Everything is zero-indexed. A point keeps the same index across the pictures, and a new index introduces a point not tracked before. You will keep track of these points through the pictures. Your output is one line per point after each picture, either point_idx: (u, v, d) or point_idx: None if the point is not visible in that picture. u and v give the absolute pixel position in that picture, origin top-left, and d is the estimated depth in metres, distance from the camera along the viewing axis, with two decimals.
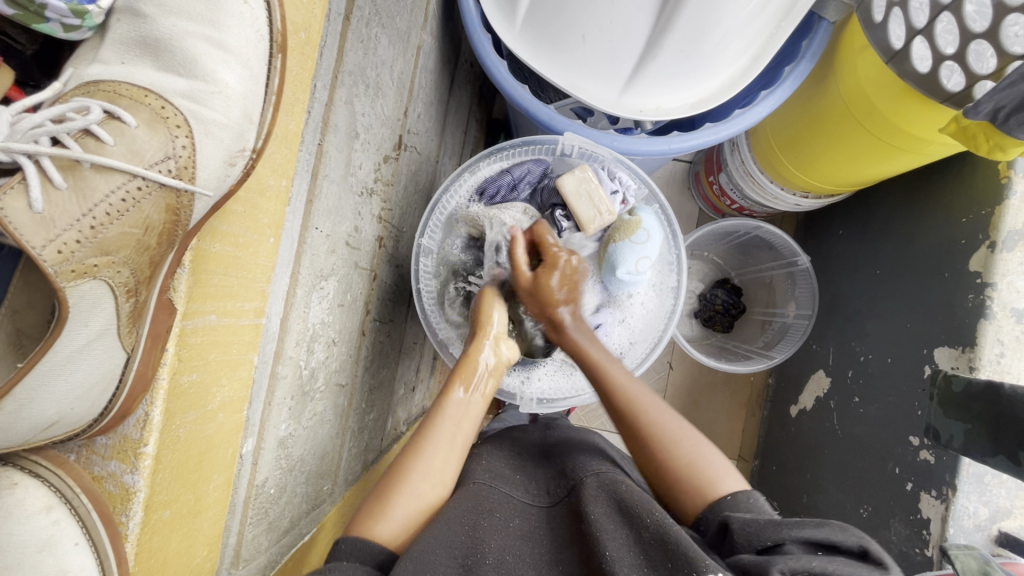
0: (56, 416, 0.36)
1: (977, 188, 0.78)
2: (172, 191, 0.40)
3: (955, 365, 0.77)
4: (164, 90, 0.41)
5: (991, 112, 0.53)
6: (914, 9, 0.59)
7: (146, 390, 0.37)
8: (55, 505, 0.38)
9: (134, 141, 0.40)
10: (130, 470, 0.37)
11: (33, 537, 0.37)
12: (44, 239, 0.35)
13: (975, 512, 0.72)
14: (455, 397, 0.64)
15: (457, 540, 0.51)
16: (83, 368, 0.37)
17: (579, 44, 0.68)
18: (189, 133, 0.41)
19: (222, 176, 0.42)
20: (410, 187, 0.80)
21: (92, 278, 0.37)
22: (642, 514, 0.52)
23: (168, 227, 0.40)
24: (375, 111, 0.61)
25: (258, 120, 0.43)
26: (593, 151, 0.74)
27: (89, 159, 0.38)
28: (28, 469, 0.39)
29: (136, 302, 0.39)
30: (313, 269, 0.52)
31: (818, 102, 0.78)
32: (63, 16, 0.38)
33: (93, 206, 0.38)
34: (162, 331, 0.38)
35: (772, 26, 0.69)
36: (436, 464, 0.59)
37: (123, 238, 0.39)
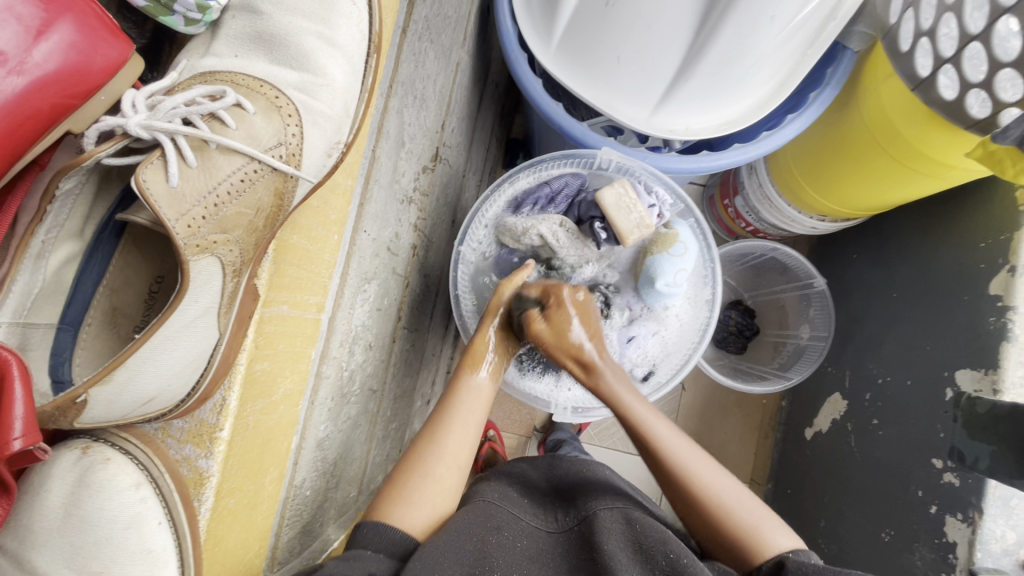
0: (154, 392, 0.39)
1: (996, 215, 0.80)
2: (280, 176, 0.46)
3: (978, 387, 0.77)
4: (278, 81, 0.46)
5: (1019, 138, 0.55)
6: (941, 39, 0.61)
7: (226, 373, 0.41)
8: (143, 482, 0.39)
9: (252, 127, 0.45)
10: (205, 455, 0.39)
11: (122, 512, 0.39)
12: (176, 213, 0.40)
13: (1001, 536, 0.72)
14: (470, 381, 0.66)
15: (466, 552, 0.51)
16: (183, 345, 0.40)
17: (614, 65, 0.71)
18: (299, 123, 0.46)
19: (320, 166, 0.47)
20: (441, 199, 0.82)
21: (209, 254, 0.42)
22: (657, 548, 0.53)
23: (273, 211, 0.45)
24: (419, 122, 0.63)
25: (354, 113, 0.47)
26: (628, 165, 0.75)
27: (215, 140, 0.43)
28: (117, 445, 0.41)
29: (238, 283, 0.43)
30: (359, 272, 0.53)
31: (840, 127, 0.81)
32: (188, 10, 0.44)
33: (217, 184, 0.43)
34: (247, 316, 0.43)
35: (800, 53, 0.72)
36: (454, 449, 0.61)
37: (237, 217, 0.43)
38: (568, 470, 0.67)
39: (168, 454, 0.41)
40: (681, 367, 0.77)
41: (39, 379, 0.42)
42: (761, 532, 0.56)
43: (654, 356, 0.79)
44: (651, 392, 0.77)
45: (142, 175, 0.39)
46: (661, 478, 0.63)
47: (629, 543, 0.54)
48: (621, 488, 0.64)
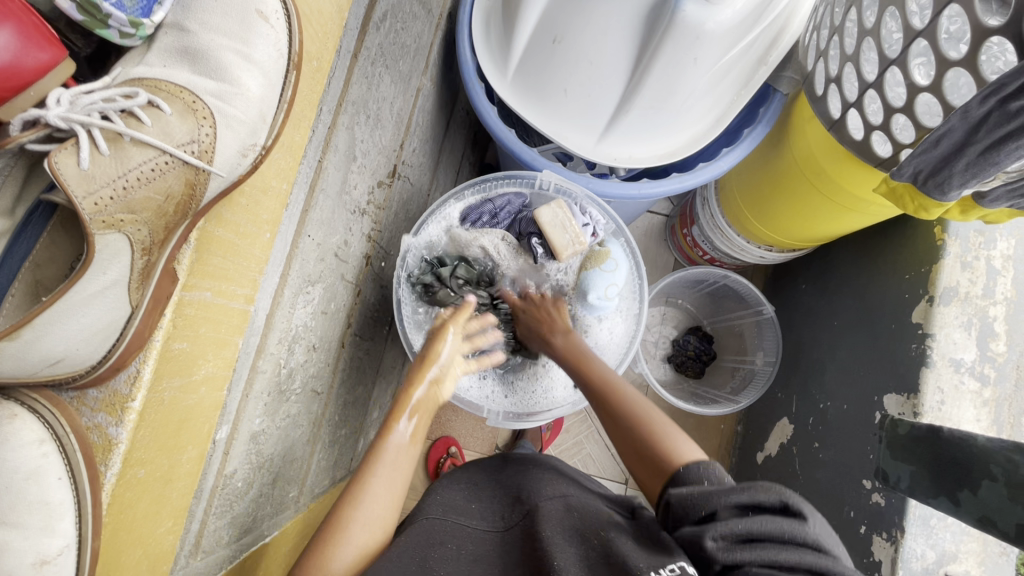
0: (62, 354, 0.38)
1: (918, 249, 0.86)
2: (191, 169, 0.43)
3: (902, 410, 0.82)
4: (197, 89, 0.45)
5: (912, 174, 0.61)
6: (848, 86, 0.68)
7: (140, 348, 0.39)
8: (48, 440, 0.37)
9: (168, 125, 0.43)
10: (116, 423, 0.37)
11: (24, 464, 0.37)
12: (84, 191, 0.38)
13: (922, 554, 0.75)
14: (394, 437, 0.60)
15: (407, 570, 0.52)
16: (91, 313, 0.39)
17: (562, 96, 0.77)
18: (213, 124, 0.44)
19: (235, 164, 0.45)
20: (400, 214, 0.86)
21: (116, 231, 0.40)
22: (594, 534, 0.54)
23: (185, 200, 0.43)
24: (373, 139, 0.67)
25: (271, 121, 0.46)
26: (568, 187, 0.80)
27: (129, 134, 0.41)
28: (28, 405, 0.39)
29: (147, 261, 0.41)
30: (301, 273, 0.56)
31: (775, 163, 0.87)
32: (121, 25, 0.43)
33: (128, 171, 0.41)
34: (164, 296, 0.41)
35: (733, 92, 0.78)
36: (379, 509, 0.57)
37: (147, 201, 0.41)
38: (517, 465, 0.67)
39: (79, 419, 0.39)
40: None
41: None
42: (676, 444, 0.58)
43: None
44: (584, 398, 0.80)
45: (54, 159, 0.37)
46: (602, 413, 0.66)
47: (569, 529, 0.55)
48: (567, 475, 0.66)
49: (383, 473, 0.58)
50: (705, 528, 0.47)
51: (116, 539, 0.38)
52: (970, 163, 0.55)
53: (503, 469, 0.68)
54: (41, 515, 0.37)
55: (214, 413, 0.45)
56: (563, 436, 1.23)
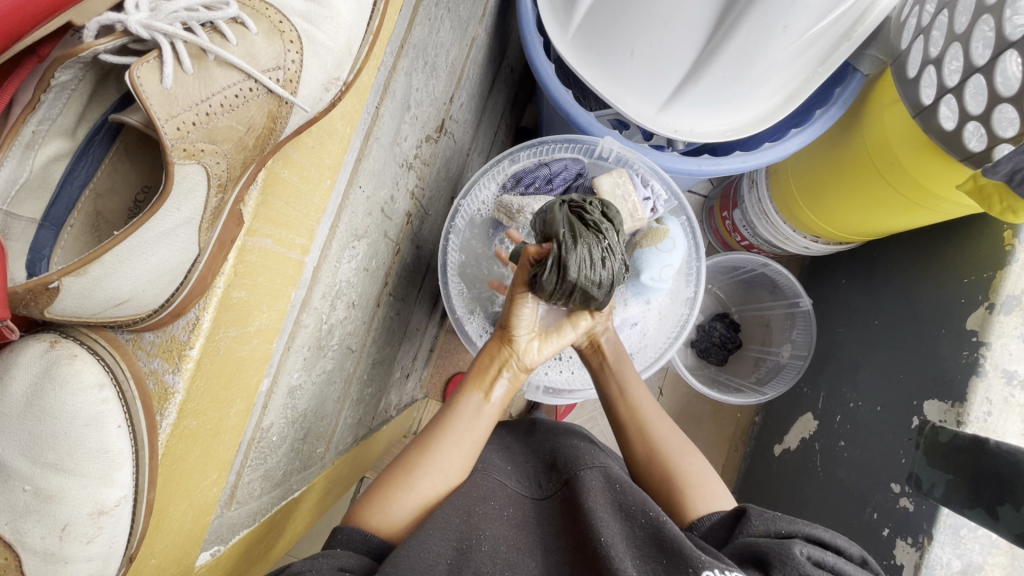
0: (127, 295, 0.36)
1: (982, 252, 0.82)
2: (276, 99, 0.42)
3: (943, 418, 0.79)
4: (283, 7, 0.42)
5: (1009, 173, 0.56)
6: (947, 70, 0.63)
7: (202, 294, 0.37)
8: (107, 384, 0.36)
9: (252, 47, 0.40)
10: (172, 370, 0.35)
11: (82, 411, 0.36)
12: (167, 114, 0.36)
13: (947, 563, 0.73)
14: (470, 398, 0.64)
15: (453, 525, 0.52)
16: (162, 253, 0.37)
17: (627, 58, 0.71)
18: (300, 50, 0.42)
19: (318, 98, 0.43)
20: (442, 172, 0.82)
21: (196, 162, 0.38)
22: (638, 509, 0.53)
23: (265, 133, 0.41)
24: (428, 89, 0.63)
25: (357, 53, 0.43)
26: (627, 157, 0.77)
27: (213, 52, 0.39)
28: (88, 345, 0.37)
29: (220, 200, 0.40)
30: (349, 227, 0.53)
31: (842, 149, 0.82)
32: None
33: (211, 95, 0.38)
34: (229, 239, 0.39)
35: (810, 69, 0.73)
36: (449, 465, 0.58)
37: (229, 131, 0.39)
38: (546, 430, 0.68)
39: (137, 363, 0.37)
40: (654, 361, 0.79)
41: (14, 268, 0.38)
42: (702, 487, 0.60)
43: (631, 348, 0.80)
44: None
45: (135, 72, 0.35)
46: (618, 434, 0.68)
47: (611, 502, 0.55)
48: (600, 446, 0.66)
49: (457, 429, 0.61)
50: (790, 543, 0.47)
51: (168, 492, 0.37)
52: None
53: (537, 434, 0.68)
54: (97, 463, 0.37)
55: (264, 367, 0.42)
56: (578, 412, 1.22)
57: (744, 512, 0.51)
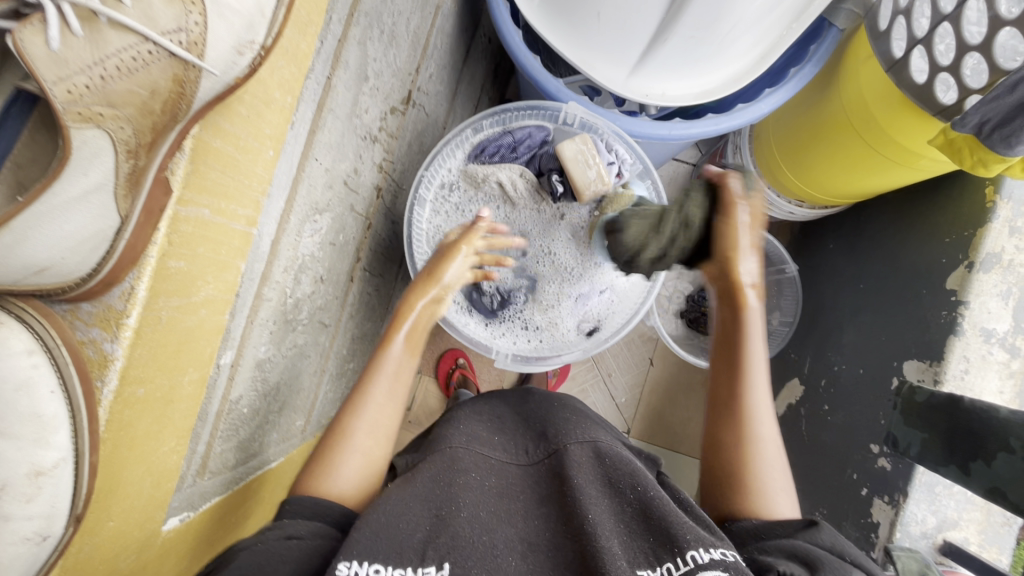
0: (46, 262, 0.35)
1: (964, 210, 0.81)
2: (181, 63, 0.38)
3: (921, 377, 0.79)
4: None
5: (976, 125, 0.55)
6: (916, 21, 0.61)
7: (133, 264, 0.36)
8: (37, 351, 0.35)
9: (149, 7, 0.36)
10: (110, 339, 0.36)
11: (12, 374, 0.34)
12: (55, 76, 0.33)
13: (922, 519, 0.75)
14: (392, 349, 0.60)
15: (433, 495, 0.52)
16: (76, 219, 0.35)
17: (593, 21, 0.70)
18: (203, 11, 0.38)
19: (230, 63, 0.39)
20: (414, 145, 0.81)
21: (95, 126, 0.35)
22: (628, 484, 0.53)
23: (173, 97, 0.38)
24: (387, 60, 0.62)
25: (271, 16, 0.40)
26: (594, 123, 0.75)
27: (106, 13, 0.35)
28: (14, 313, 0.36)
29: (135, 165, 0.38)
30: (308, 200, 0.54)
31: (819, 109, 0.81)
32: None
33: (105, 58, 0.35)
34: (157, 208, 0.37)
35: (783, 26, 0.71)
36: (378, 417, 0.57)
37: (129, 95, 0.37)
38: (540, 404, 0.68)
39: (71, 333, 0.37)
40: (624, 326, 0.79)
41: None
42: (771, 497, 0.54)
43: (601, 314, 0.81)
44: (593, 347, 0.79)
45: (16, 35, 0.31)
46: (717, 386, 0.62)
47: (600, 478, 0.54)
48: (594, 421, 0.65)
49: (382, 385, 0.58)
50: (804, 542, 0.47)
51: (119, 456, 0.39)
52: None
53: (526, 411, 0.67)
54: (32, 427, 0.35)
55: (215, 337, 0.44)
56: (568, 383, 1.23)
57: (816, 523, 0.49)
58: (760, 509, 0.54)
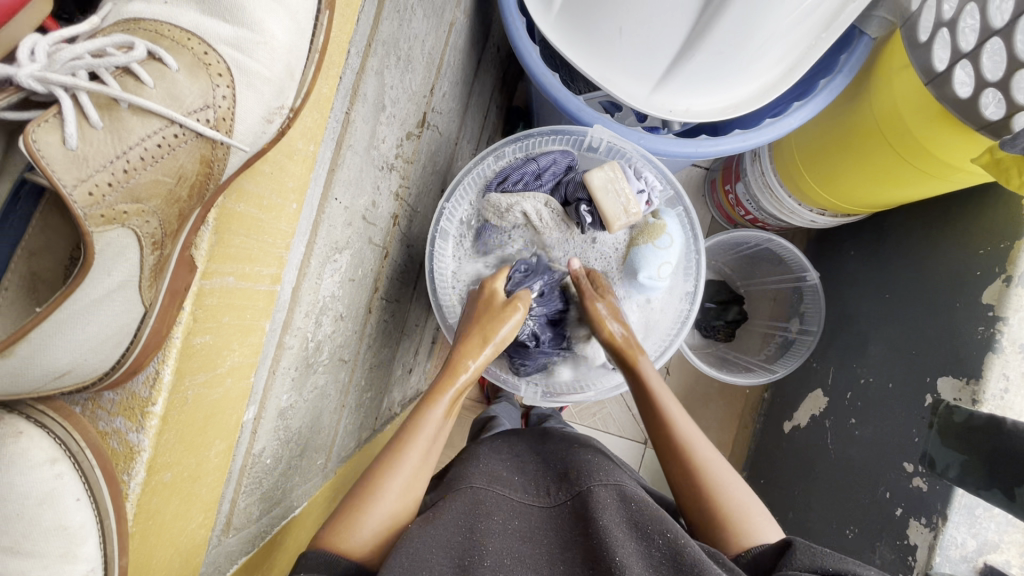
0: (68, 365, 0.35)
1: (998, 221, 0.78)
2: (207, 142, 0.40)
3: (958, 396, 0.77)
4: (208, 34, 0.40)
5: None
6: (962, 33, 0.58)
7: (159, 347, 0.36)
8: (60, 458, 0.35)
9: (174, 86, 0.39)
10: (136, 429, 0.35)
11: (34, 488, 0.35)
12: (75, 178, 0.34)
13: (962, 542, 0.72)
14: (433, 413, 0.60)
15: (454, 541, 0.49)
16: (97, 321, 0.35)
17: (615, 36, 0.67)
18: (231, 83, 0.40)
19: (258, 133, 0.41)
20: (429, 167, 0.78)
21: (120, 226, 0.36)
22: (655, 528, 0.50)
23: (200, 180, 0.39)
24: (404, 85, 0.59)
25: (300, 77, 0.41)
26: (620, 146, 0.74)
27: (126, 99, 0.37)
28: (35, 419, 0.37)
29: (160, 255, 0.38)
30: (328, 241, 0.51)
31: (848, 119, 0.78)
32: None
33: (127, 149, 0.37)
34: (181, 289, 0.38)
35: (811, 37, 0.68)
36: (412, 481, 0.55)
37: (154, 186, 0.38)
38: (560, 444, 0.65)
39: (92, 429, 0.37)
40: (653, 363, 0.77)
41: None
42: (751, 513, 0.56)
43: None
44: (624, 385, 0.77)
45: (31, 136, 0.33)
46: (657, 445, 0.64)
47: (626, 520, 0.51)
48: (613, 463, 0.62)
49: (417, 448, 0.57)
50: None
51: (146, 546, 0.37)
52: None
53: (545, 449, 0.65)
54: (59, 540, 0.36)
55: (240, 405, 0.43)
56: None
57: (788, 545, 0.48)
58: (743, 534, 0.54)
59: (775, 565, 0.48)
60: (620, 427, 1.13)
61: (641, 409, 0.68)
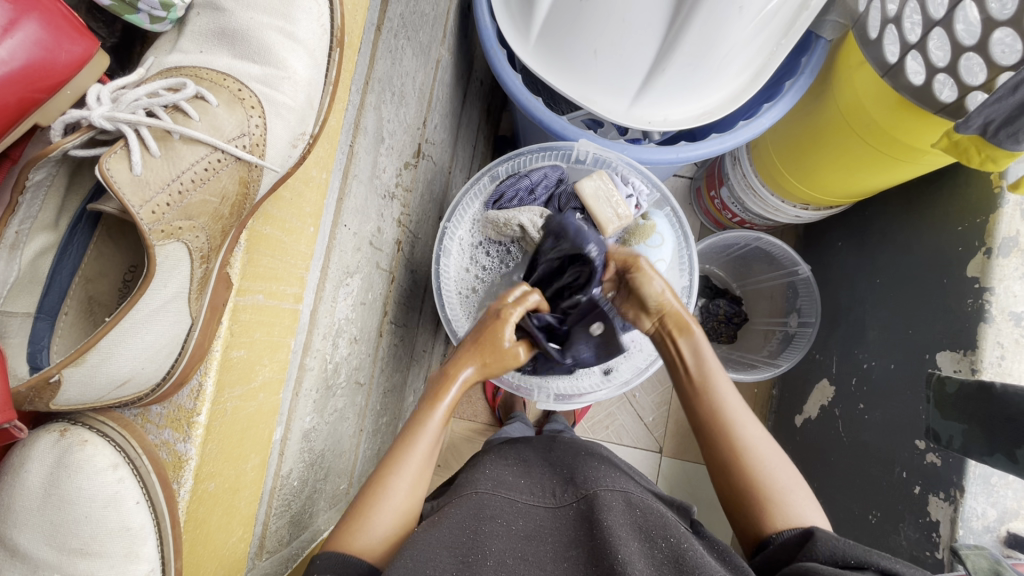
0: (129, 374, 0.38)
1: (972, 197, 0.82)
2: (245, 165, 0.44)
3: (957, 368, 0.79)
4: (241, 75, 0.45)
5: (981, 126, 0.57)
6: (907, 28, 0.64)
7: (201, 360, 0.39)
8: (121, 462, 0.38)
9: (215, 119, 0.43)
10: (184, 438, 0.38)
11: (100, 492, 0.38)
12: (140, 199, 0.38)
13: (983, 513, 0.73)
14: (439, 411, 0.58)
15: (458, 540, 0.45)
16: (156, 329, 0.39)
17: (591, 59, 0.72)
18: (262, 114, 0.45)
19: (287, 156, 0.46)
20: (426, 196, 0.82)
21: (175, 240, 0.40)
22: (658, 532, 0.47)
23: (239, 199, 0.44)
24: (400, 119, 0.63)
25: (318, 106, 0.46)
26: (606, 156, 0.78)
27: (179, 131, 0.42)
28: (95, 428, 0.39)
29: (206, 268, 0.42)
30: (341, 265, 0.54)
31: (818, 116, 0.82)
32: (153, 7, 0.42)
33: (181, 172, 0.42)
34: (220, 304, 0.41)
35: (773, 44, 0.73)
36: (417, 477, 0.54)
37: (203, 205, 0.42)
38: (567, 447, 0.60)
39: (147, 438, 0.39)
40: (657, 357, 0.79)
41: (16, 365, 0.39)
42: (792, 498, 0.54)
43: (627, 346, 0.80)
44: (633, 378, 0.79)
45: (105, 164, 0.37)
46: (700, 424, 0.61)
47: (630, 523, 0.47)
48: (620, 468, 0.58)
49: (424, 442, 0.55)
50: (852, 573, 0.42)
51: (195, 557, 0.39)
52: None
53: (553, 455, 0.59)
54: (122, 542, 0.38)
55: (272, 419, 0.46)
56: (596, 408, 1.15)
57: (810, 534, 0.48)
58: (778, 516, 0.53)
59: (795, 555, 0.48)
60: (633, 437, 1.14)
61: (679, 380, 0.64)
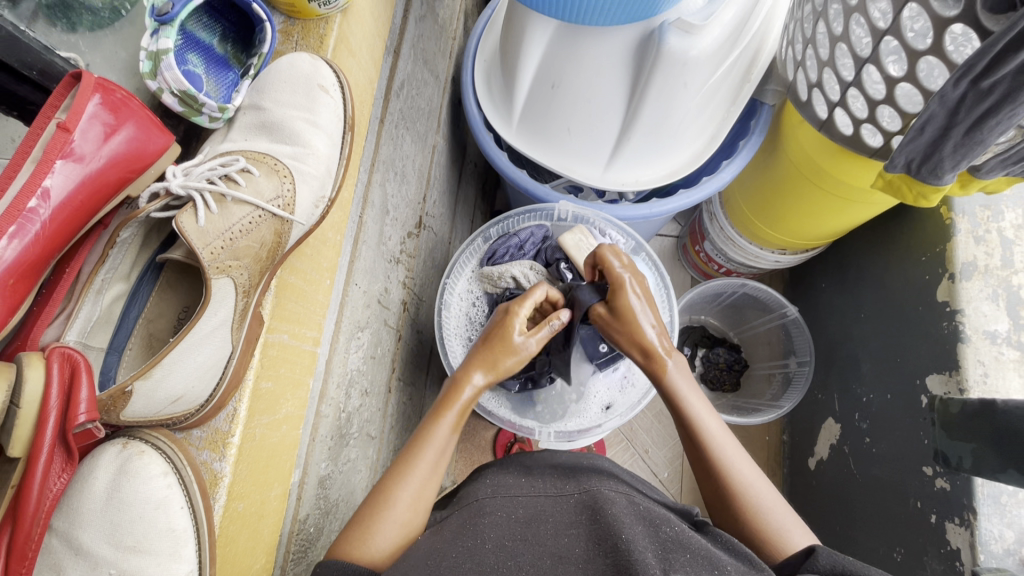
0: (182, 391, 0.44)
1: (928, 230, 0.89)
2: (279, 219, 0.52)
3: (947, 389, 0.81)
4: (276, 154, 0.55)
5: (905, 164, 0.66)
6: (828, 89, 0.74)
7: (236, 388, 0.45)
8: (170, 471, 0.44)
9: (257, 186, 0.53)
10: (219, 457, 0.43)
11: (154, 493, 0.43)
12: (201, 244, 0.47)
13: (1001, 535, 0.72)
14: (443, 426, 0.56)
15: (460, 534, 0.48)
16: (205, 351, 0.45)
17: (565, 134, 0.83)
18: (293, 181, 0.54)
19: (310, 214, 0.54)
20: (427, 263, 0.90)
21: (225, 275, 0.47)
22: (663, 522, 0.49)
23: (274, 246, 0.52)
24: (402, 194, 0.72)
25: (335, 175, 0.56)
26: (584, 214, 0.87)
27: (230, 194, 0.50)
28: (151, 441, 0.45)
29: (246, 301, 0.49)
30: (352, 319, 0.60)
31: (775, 170, 0.92)
32: (213, 112, 0.53)
33: (233, 224, 0.50)
34: (253, 338, 0.48)
35: (725, 109, 0.84)
36: (424, 488, 0.53)
37: (247, 249, 0.50)
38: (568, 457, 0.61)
39: (192, 455, 0.45)
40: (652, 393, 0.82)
41: None
42: (790, 536, 0.53)
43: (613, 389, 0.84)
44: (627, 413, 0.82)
45: (179, 219, 0.46)
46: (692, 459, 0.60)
47: (633, 512, 0.50)
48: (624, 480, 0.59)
49: (428, 460, 0.54)
50: None
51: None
52: (958, 145, 0.59)
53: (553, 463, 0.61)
54: (167, 542, 0.42)
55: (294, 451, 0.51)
56: None
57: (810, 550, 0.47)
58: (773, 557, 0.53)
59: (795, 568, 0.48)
60: None
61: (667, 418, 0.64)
